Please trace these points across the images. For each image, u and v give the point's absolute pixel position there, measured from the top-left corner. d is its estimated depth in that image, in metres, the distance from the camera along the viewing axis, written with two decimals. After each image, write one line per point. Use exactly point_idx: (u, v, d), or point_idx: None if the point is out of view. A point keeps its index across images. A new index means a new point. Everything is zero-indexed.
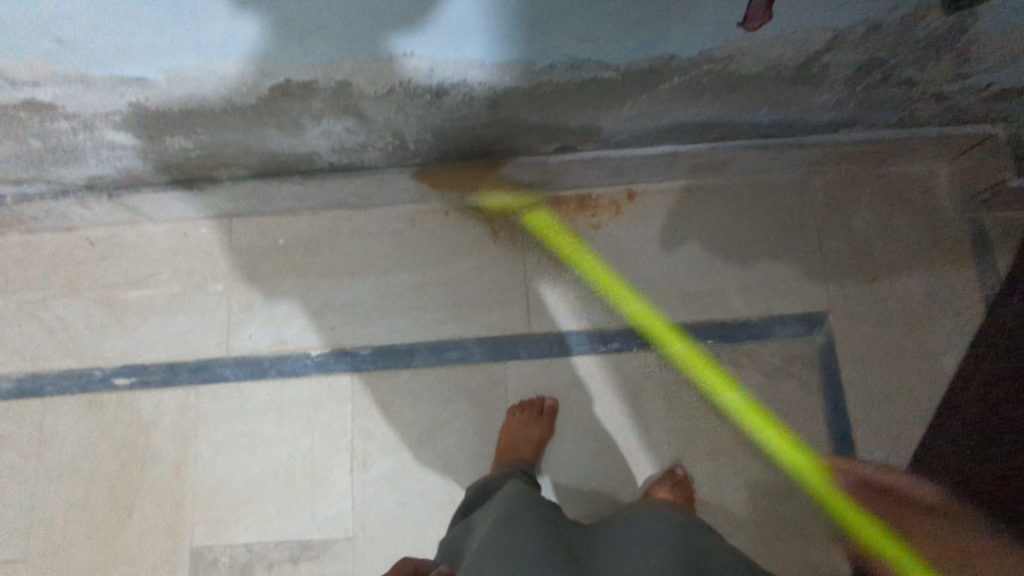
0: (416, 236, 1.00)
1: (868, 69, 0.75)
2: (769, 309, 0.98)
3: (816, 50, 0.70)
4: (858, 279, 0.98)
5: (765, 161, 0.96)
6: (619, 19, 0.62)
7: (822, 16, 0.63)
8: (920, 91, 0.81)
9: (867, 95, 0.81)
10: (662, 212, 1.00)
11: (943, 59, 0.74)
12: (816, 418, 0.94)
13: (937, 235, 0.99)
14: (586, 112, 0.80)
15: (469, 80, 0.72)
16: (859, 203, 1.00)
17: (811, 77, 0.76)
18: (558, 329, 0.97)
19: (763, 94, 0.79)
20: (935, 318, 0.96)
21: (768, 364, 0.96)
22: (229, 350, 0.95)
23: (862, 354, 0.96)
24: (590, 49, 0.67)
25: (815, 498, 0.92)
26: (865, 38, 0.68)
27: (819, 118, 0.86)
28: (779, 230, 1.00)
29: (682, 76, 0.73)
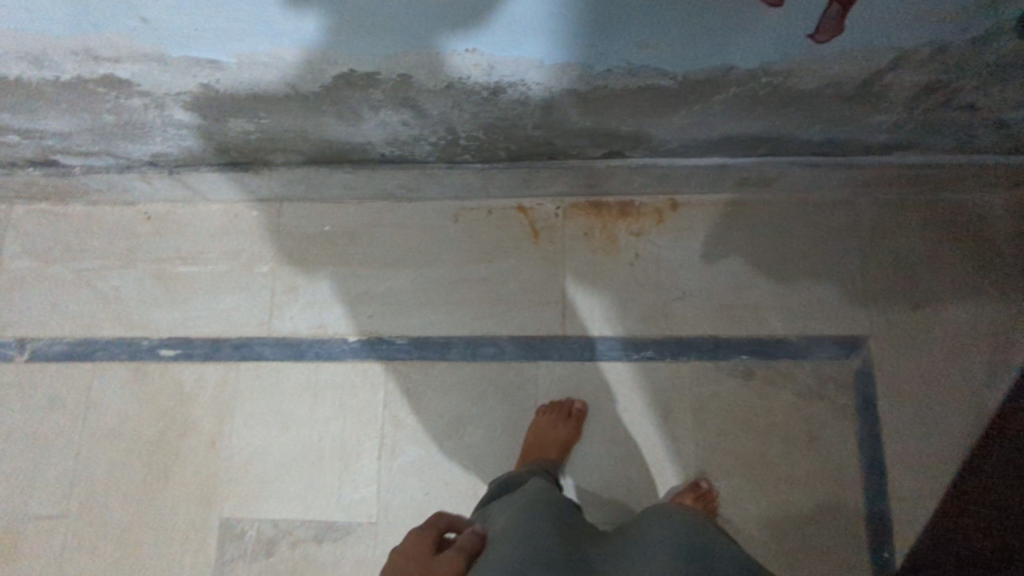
0: (457, 232, 1.02)
1: (930, 91, 0.74)
2: (807, 328, 0.96)
3: (879, 69, 0.69)
4: (901, 305, 0.97)
5: (814, 178, 0.95)
6: (682, 27, 0.62)
7: (888, 34, 0.62)
8: (982, 117, 0.80)
9: (926, 118, 0.80)
10: (704, 224, 1.00)
11: (1009, 86, 0.72)
12: (849, 443, 0.92)
13: (987, 266, 0.97)
14: (637, 119, 0.81)
15: (526, 80, 0.73)
16: (907, 228, 0.99)
17: (870, 96, 0.75)
18: (593, 334, 0.97)
19: (818, 111, 0.78)
20: (979, 351, 0.94)
21: (802, 384, 0.95)
22: (270, 331, 0.98)
23: (901, 382, 0.94)
24: (649, 56, 0.67)
25: (842, 524, 0.90)
26: (930, 60, 0.67)
27: (874, 139, 0.85)
28: (822, 249, 0.99)
29: (738, 88, 0.73)
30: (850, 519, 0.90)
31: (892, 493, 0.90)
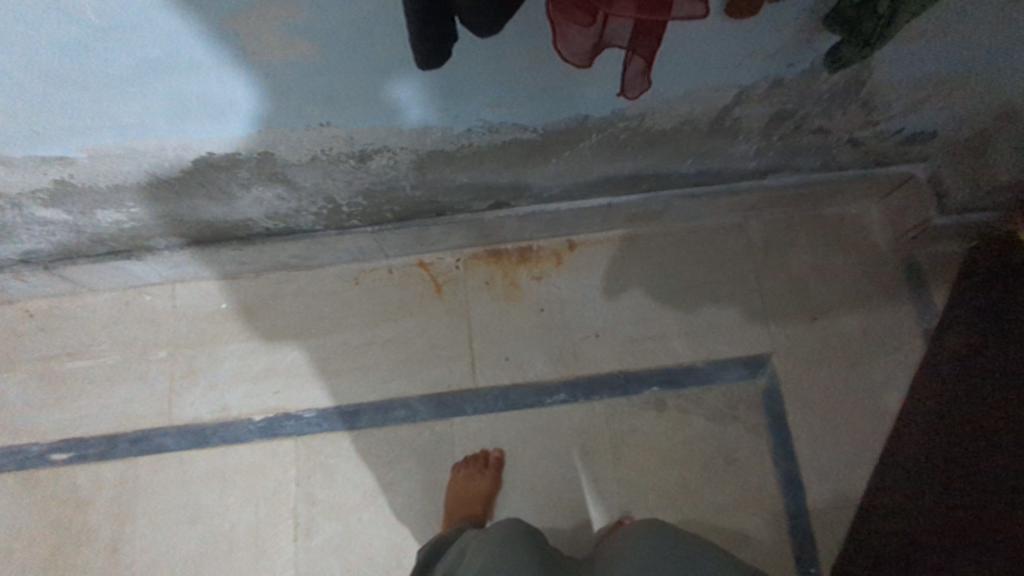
0: (358, 295, 1.00)
1: (783, 119, 0.77)
2: (712, 353, 0.98)
3: (725, 105, 0.72)
4: (798, 319, 0.99)
5: (699, 207, 0.98)
6: (524, 85, 0.64)
7: (720, 73, 0.65)
8: (835, 138, 0.84)
9: (784, 144, 0.84)
10: (601, 261, 1.02)
11: (849, 109, 0.77)
12: (764, 461, 0.93)
13: (874, 273, 1.01)
14: (513, 170, 0.82)
15: (392, 146, 0.73)
16: (795, 243, 1.02)
17: (728, 129, 0.78)
18: (503, 383, 0.97)
19: (683, 148, 0.81)
20: (877, 355, 0.97)
21: (713, 409, 0.96)
22: (170, 420, 0.94)
23: (806, 395, 0.96)
24: (506, 113, 0.68)
25: (770, 547, 0.90)
26: (770, 92, 0.71)
27: (744, 165, 0.89)
28: (718, 272, 1.01)
29: (600, 134, 0.75)
30: (776, 539, 0.90)
31: (812, 508, 0.91)
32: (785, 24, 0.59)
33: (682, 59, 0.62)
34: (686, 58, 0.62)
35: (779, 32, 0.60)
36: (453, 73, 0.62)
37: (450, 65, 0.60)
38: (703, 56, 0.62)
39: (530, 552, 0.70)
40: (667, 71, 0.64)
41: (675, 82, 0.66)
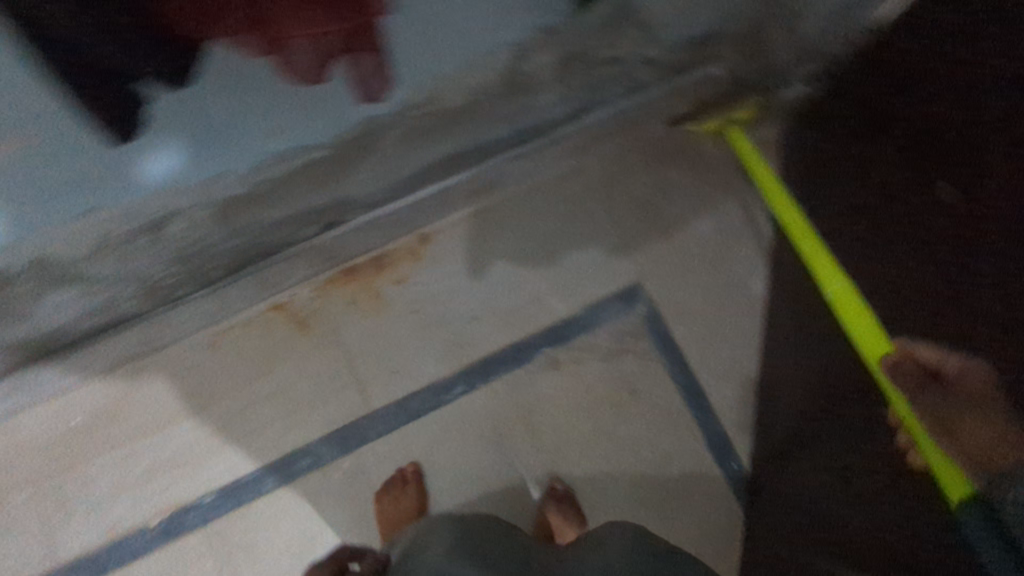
0: (219, 360, 0.94)
1: (569, 61, 0.76)
2: (589, 297, 0.99)
3: (509, 67, 0.71)
4: (655, 239, 1.02)
5: (531, 164, 0.97)
6: (290, 102, 0.59)
7: (489, 40, 0.63)
8: (629, 66, 0.85)
9: (584, 84, 0.84)
10: (456, 245, 1.00)
11: (630, 37, 0.78)
12: (663, 382, 0.97)
13: (706, 175, 1.05)
14: (326, 189, 0.78)
15: (182, 210, 0.67)
16: (631, 169, 1.04)
17: (521, 86, 0.76)
18: (399, 396, 0.95)
19: (489, 116, 0.80)
20: (734, 249, 1.02)
21: (605, 349, 0.98)
22: (57, 559, 0.86)
23: (684, 306, 1.00)
24: (287, 138, 0.63)
25: (688, 457, 0.95)
26: (547, 44, 0.70)
27: (556, 113, 0.88)
28: (571, 218, 1.02)
29: (398, 130, 0.72)
30: (691, 448, 0.96)
31: (715, 409, 0.97)
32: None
33: (426, 34, 0.58)
34: (427, 30, 0.58)
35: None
36: (194, 112, 0.54)
37: (158, 109, 0.52)
38: (445, 24, 0.58)
39: (498, 543, 0.70)
40: (415, 51, 0.60)
41: (434, 59, 0.62)
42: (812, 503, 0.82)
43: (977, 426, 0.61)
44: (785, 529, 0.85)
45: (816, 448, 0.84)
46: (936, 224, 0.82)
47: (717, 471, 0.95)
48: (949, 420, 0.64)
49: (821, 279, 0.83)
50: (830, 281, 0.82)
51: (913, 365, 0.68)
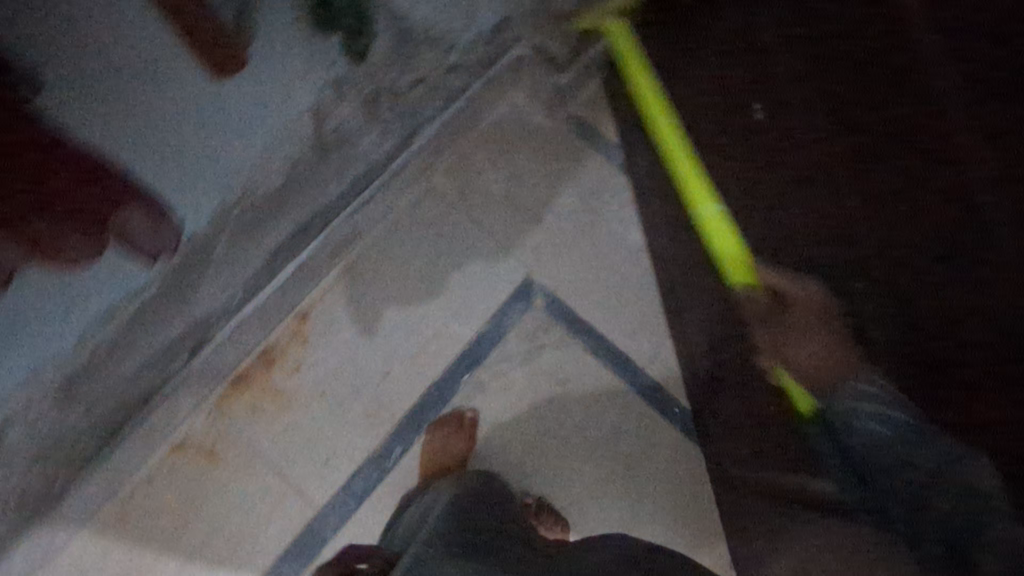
0: (137, 530, 0.87)
1: (372, 101, 0.73)
2: (486, 310, 0.98)
3: (311, 130, 0.66)
4: (528, 228, 1.00)
5: (380, 205, 0.93)
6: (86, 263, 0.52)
7: (274, 104, 0.58)
8: (436, 80, 0.82)
9: (398, 114, 0.80)
10: (337, 312, 0.95)
11: (423, 54, 0.74)
12: (587, 361, 0.98)
13: (554, 147, 1.03)
14: (174, 321, 0.72)
15: (27, 408, 0.60)
16: (480, 168, 1.01)
17: (333, 143, 0.72)
18: (338, 482, 0.92)
19: (314, 180, 0.75)
20: (604, 209, 1.02)
21: (520, 353, 0.97)
22: None
23: (578, 283, 1.00)
24: (94, 303, 0.56)
25: (636, 420, 0.97)
26: (340, 94, 0.65)
27: (383, 150, 0.84)
28: (441, 240, 0.98)
29: (223, 235, 0.67)
30: (635, 412, 0.97)
31: (642, 366, 0.98)
32: (259, 32, 0.51)
33: (167, 139, 0.49)
34: (167, 134, 0.48)
35: (270, 43, 0.53)
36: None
37: None
38: (193, 119, 0.50)
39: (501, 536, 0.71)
40: (162, 163, 0.50)
41: (198, 156, 0.53)
42: (730, 422, 0.84)
43: (806, 342, 0.66)
44: (715, 440, 0.89)
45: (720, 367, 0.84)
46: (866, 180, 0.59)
47: (664, 421, 0.97)
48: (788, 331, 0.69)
49: (690, 202, 0.78)
50: (702, 198, 0.76)
51: (767, 298, 0.70)
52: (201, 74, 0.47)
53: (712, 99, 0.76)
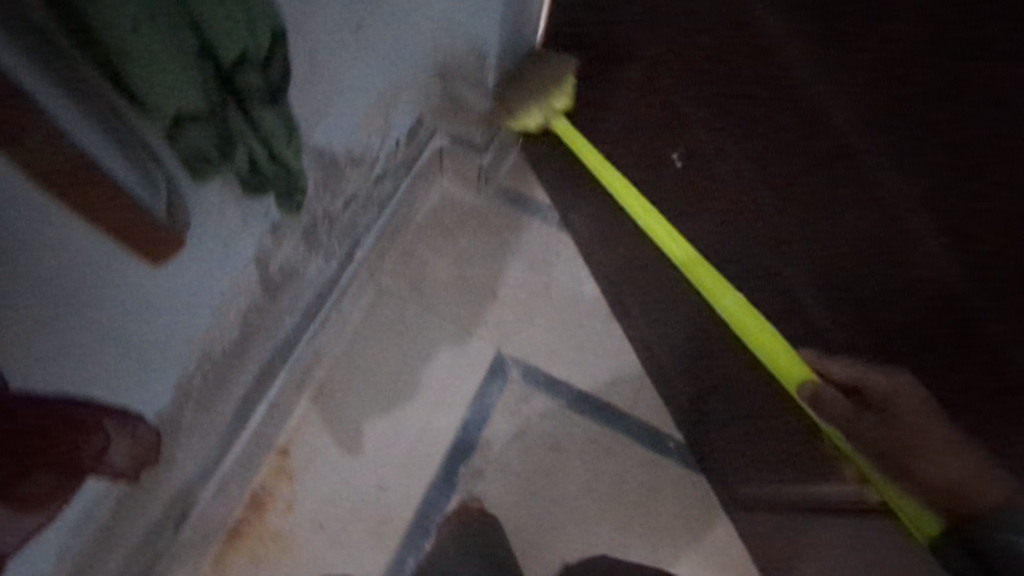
0: None
1: (311, 230, 0.73)
2: (466, 394, 0.95)
3: (257, 275, 0.66)
4: (486, 304, 1.00)
5: (338, 319, 0.93)
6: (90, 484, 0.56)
7: (214, 270, 0.57)
8: (365, 192, 0.83)
9: (336, 233, 0.81)
10: (318, 436, 0.92)
11: (348, 171, 0.75)
12: (575, 419, 0.96)
13: (492, 221, 1.04)
14: (154, 495, 0.69)
15: None
16: (426, 259, 1.01)
17: (281, 280, 0.72)
18: None
19: (270, 319, 0.74)
20: (555, 266, 1.03)
21: (510, 428, 0.95)
22: None
23: (549, 345, 0.99)
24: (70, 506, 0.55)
25: (642, 463, 0.94)
26: (280, 234, 0.66)
27: (329, 270, 0.85)
28: (404, 338, 0.97)
29: (188, 399, 0.65)
30: (639, 457, 0.94)
31: (631, 412, 0.97)
32: (194, 216, 0.49)
33: (114, 339, 0.48)
34: (88, 332, 0.45)
35: (203, 221, 0.51)
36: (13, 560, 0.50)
37: None
38: (126, 312, 0.48)
39: None
40: (101, 363, 0.49)
41: (134, 343, 0.51)
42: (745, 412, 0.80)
43: (936, 456, 0.53)
44: (727, 442, 0.87)
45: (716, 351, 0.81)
46: (758, 215, 0.68)
47: (662, 457, 0.95)
48: (908, 456, 0.57)
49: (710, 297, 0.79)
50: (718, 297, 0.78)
51: (836, 391, 0.64)
52: (136, 267, 0.46)
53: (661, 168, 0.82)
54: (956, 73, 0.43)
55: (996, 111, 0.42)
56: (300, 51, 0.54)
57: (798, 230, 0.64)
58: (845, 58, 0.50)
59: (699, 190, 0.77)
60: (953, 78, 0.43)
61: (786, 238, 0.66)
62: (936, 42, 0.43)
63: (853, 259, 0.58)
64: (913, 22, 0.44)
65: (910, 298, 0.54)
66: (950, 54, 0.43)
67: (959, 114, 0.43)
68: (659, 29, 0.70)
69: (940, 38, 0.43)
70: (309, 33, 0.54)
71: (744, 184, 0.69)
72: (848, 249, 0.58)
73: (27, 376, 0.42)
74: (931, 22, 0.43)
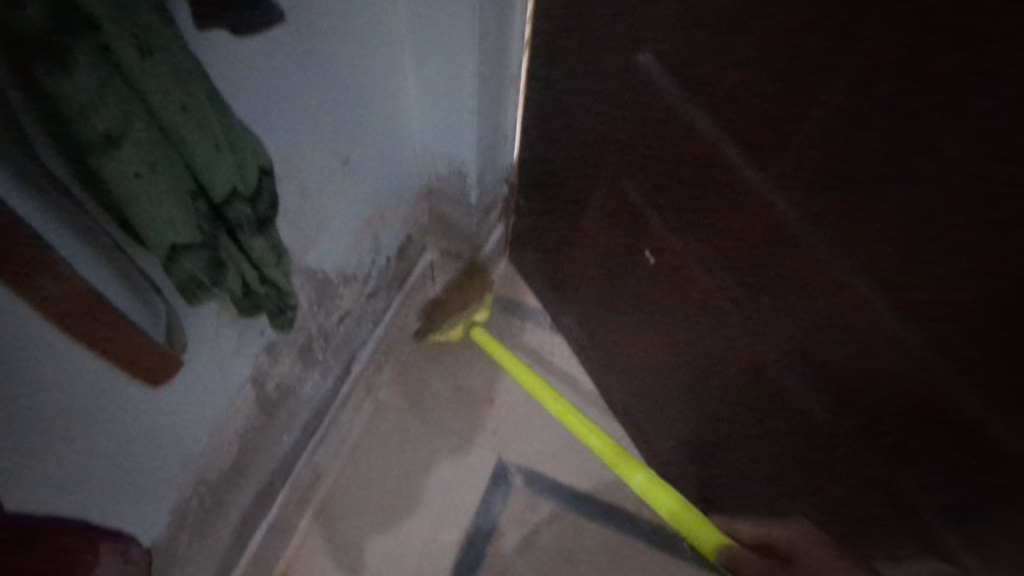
0: None
1: (306, 348, 0.76)
2: (469, 505, 0.93)
3: (255, 393, 0.68)
4: (484, 410, 1.00)
5: (337, 436, 0.93)
6: None
7: (212, 390, 0.59)
8: (359, 307, 0.88)
9: (331, 350, 0.84)
10: (317, 562, 0.88)
11: (341, 289, 0.80)
12: (583, 525, 0.93)
13: (485, 328, 1.07)
14: None
15: None
16: (422, 370, 1.03)
17: (277, 399, 0.74)
18: None
19: (268, 439, 0.75)
20: (549, 369, 1.04)
21: (516, 539, 0.91)
22: None
23: (549, 448, 0.98)
24: None
25: (657, 568, 0.90)
26: (276, 353, 0.69)
27: (324, 387, 0.87)
28: (404, 451, 0.97)
29: (183, 524, 0.64)
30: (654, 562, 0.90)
31: (639, 512, 0.94)
32: (190, 338, 0.52)
33: (114, 460, 0.50)
34: (85, 455, 0.47)
35: (200, 341, 0.54)
36: None
37: None
38: (123, 433, 0.49)
39: None
40: (98, 487, 0.50)
41: (132, 464, 0.52)
42: (749, 498, 0.77)
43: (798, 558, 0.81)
44: None
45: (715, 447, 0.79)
46: (727, 308, 0.65)
47: (677, 559, 0.91)
48: None
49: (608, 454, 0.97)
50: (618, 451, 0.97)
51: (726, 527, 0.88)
52: (135, 388, 0.48)
53: (606, 241, 0.82)
54: (883, 148, 0.41)
55: (920, 177, 0.40)
56: (289, 184, 0.60)
57: (766, 324, 0.60)
58: (782, 140, 0.48)
59: (664, 295, 0.75)
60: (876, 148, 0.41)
61: (750, 341, 0.63)
62: (860, 118, 0.41)
63: (823, 340, 0.54)
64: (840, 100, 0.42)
65: (880, 381, 0.51)
66: (875, 125, 0.41)
67: (897, 186, 0.41)
68: (608, 145, 0.70)
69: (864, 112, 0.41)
70: (298, 170, 0.60)
71: (711, 283, 0.65)
72: (817, 329, 0.54)
73: (26, 500, 0.43)
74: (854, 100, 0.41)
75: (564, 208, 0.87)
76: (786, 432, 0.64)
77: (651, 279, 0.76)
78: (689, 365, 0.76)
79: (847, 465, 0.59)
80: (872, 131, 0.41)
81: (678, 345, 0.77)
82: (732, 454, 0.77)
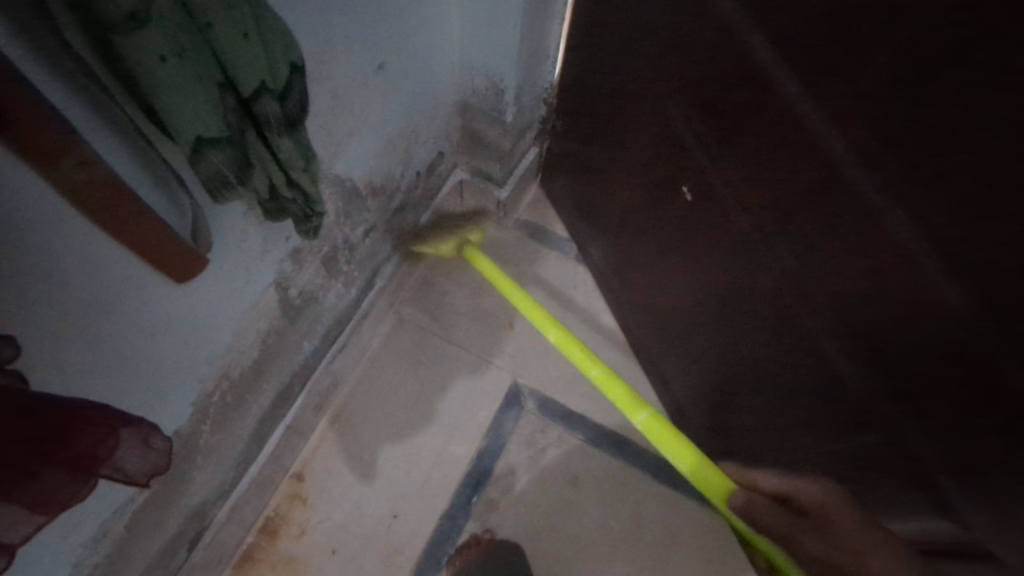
0: None
1: (330, 258, 0.76)
2: (481, 423, 0.95)
3: (278, 299, 0.68)
4: (502, 334, 1.01)
5: (358, 347, 0.95)
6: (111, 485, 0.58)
7: (236, 291, 0.60)
8: (386, 221, 0.87)
9: (355, 262, 0.84)
10: (332, 462, 0.92)
11: (369, 201, 0.79)
12: (591, 453, 0.95)
13: (510, 253, 1.06)
14: (169, 509, 0.70)
15: None
16: (445, 289, 1.03)
17: (300, 306, 0.74)
18: None
19: (291, 342, 0.77)
20: (571, 299, 1.04)
21: (524, 458, 0.94)
22: None
23: (564, 376, 0.99)
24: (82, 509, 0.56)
25: (658, 499, 0.92)
26: (301, 260, 0.69)
27: (348, 297, 0.88)
28: (422, 367, 0.98)
29: (206, 416, 0.67)
30: (655, 493, 0.93)
31: (645, 445, 0.95)
32: (217, 237, 0.52)
33: (139, 348, 0.51)
34: (112, 340, 0.48)
35: (225, 243, 0.54)
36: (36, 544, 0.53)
37: None
38: (143, 324, 0.50)
39: None
40: (126, 373, 0.51)
41: (156, 355, 0.54)
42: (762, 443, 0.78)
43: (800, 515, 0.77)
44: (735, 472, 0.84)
45: (732, 386, 0.79)
46: (760, 251, 0.62)
47: (680, 495, 0.93)
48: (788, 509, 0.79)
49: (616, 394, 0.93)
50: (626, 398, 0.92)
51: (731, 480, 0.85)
52: (159, 281, 0.48)
53: (641, 168, 0.79)
54: (957, 91, 0.37)
55: (1000, 123, 0.36)
56: (324, 88, 0.58)
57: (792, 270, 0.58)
58: (848, 73, 0.44)
59: (698, 233, 0.72)
60: (958, 86, 0.37)
61: (777, 288, 0.62)
62: (949, 55, 0.37)
63: (855, 296, 0.52)
64: (926, 33, 0.38)
65: (896, 335, 0.49)
66: (949, 67, 0.38)
67: (960, 133, 0.38)
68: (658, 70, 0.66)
69: (954, 49, 0.37)
70: (332, 75, 0.58)
71: (746, 224, 0.62)
72: (853, 284, 0.51)
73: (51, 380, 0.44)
74: (944, 31, 0.37)
75: (604, 134, 0.84)
76: (800, 375, 0.64)
77: (687, 214, 0.73)
78: (713, 306, 0.75)
79: (859, 413, 0.58)
80: (944, 73, 0.38)
81: (704, 284, 0.75)
82: (748, 396, 0.76)
